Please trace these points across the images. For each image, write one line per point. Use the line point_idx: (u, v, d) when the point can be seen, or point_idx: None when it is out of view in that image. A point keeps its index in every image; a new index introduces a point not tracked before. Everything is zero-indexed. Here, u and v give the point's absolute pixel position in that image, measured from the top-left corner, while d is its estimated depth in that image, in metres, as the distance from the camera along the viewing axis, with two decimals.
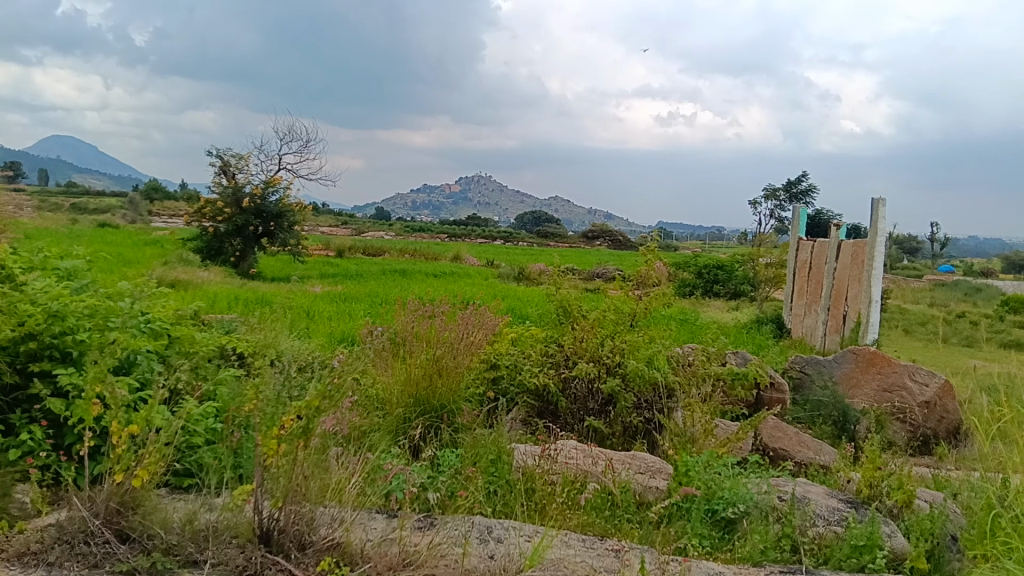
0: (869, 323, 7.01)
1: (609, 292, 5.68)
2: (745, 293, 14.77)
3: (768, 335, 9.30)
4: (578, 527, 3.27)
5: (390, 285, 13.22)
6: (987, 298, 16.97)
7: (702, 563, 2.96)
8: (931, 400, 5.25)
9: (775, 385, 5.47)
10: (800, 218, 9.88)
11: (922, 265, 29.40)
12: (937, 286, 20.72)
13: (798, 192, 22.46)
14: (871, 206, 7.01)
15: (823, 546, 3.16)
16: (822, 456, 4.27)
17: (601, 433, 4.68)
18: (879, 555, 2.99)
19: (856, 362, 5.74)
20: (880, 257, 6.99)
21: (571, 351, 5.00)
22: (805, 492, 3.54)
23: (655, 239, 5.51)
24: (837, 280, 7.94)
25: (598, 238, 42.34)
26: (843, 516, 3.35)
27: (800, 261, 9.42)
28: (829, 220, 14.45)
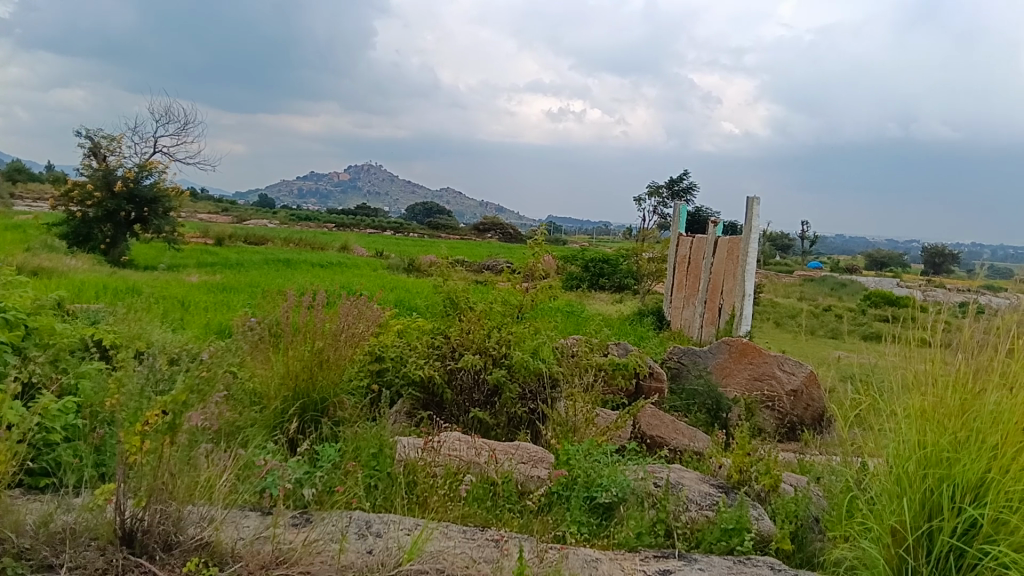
0: (742, 315, 7.31)
1: (497, 284, 5.66)
2: (629, 287, 15.13)
3: (650, 327, 9.55)
4: (459, 519, 3.26)
5: (273, 274, 12.79)
6: (848, 293, 18.05)
7: (580, 551, 3.00)
8: (798, 389, 5.55)
9: (654, 375, 5.63)
10: (681, 214, 10.19)
11: (794, 261, 30.95)
12: (806, 281, 21.85)
13: (681, 190, 23.20)
14: (746, 204, 7.30)
15: (695, 530, 3.26)
16: (696, 443, 4.41)
17: (485, 424, 4.67)
18: (746, 537, 3.12)
19: (730, 352, 5.98)
20: (754, 252, 7.29)
21: (457, 343, 4.94)
22: (679, 477, 3.65)
23: (543, 232, 5.54)
24: (714, 274, 8.24)
25: (488, 230, 42.46)
26: (714, 500, 3.47)
27: (681, 256, 9.72)
28: (709, 217, 14.99)
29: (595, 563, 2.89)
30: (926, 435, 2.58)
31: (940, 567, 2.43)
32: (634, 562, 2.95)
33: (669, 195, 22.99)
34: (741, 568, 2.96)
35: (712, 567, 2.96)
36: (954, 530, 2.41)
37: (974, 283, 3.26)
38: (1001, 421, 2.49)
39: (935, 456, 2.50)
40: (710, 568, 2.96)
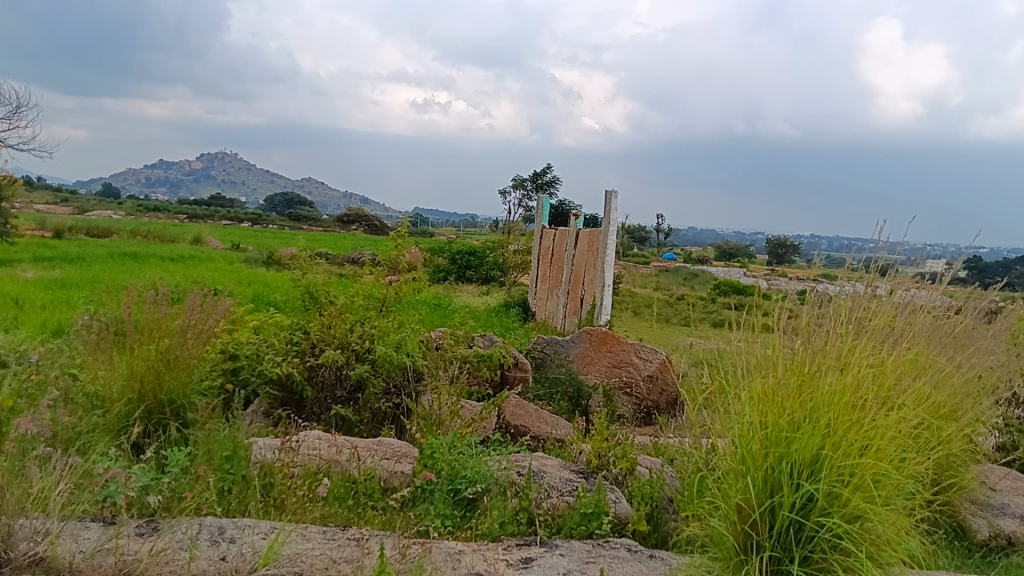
0: (602, 305, 7.51)
1: (360, 277, 5.54)
2: (494, 279, 15.24)
3: (516, 318, 9.63)
4: (319, 519, 3.18)
5: (118, 269, 11.96)
6: (702, 283, 18.94)
7: (443, 544, 2.99)
8: (653, 374, 5.77)
9: (518, 365, 5.68)
10: (545, 207, 10.34)
11: (652, 253, 32.15)
12: (662, 271, 22.73)
13: (544, 183, 23.56)
14: (604, 198, 7.50)
15: (556, 516, 3.31)
16: (558, 431, 4.48)
17: (348, 420, 4.55)
18: (605, 521, 3.22)
19: (590, 340, 6.14)
20: (613, 244, 7.51)
21: (318, 338, 4.77)
22: (541, 465, 3.70)
23: (406, 224, 5.45)
24: (576, 265, 8.43)
25: (353, 222, 41.67)
26: (575, 486, 3.53)
27: (544, 248, 9.88)
28: (570, 210, 15.33)
29: (458, 555, 2.90)
30: (766, 416, 2.73)
31: (781, 541, 2.58)
32: (497, 552, 2.97)
33: (532, 188, 23.35)
34: (600, 551, 3.04)
35: (573, 552, 3.02)
36: (794, 505, 2.56)
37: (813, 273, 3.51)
38: (832, 400, 2.67)
39: (776, 436, 2.64)
40: (571, 553, 3.02)
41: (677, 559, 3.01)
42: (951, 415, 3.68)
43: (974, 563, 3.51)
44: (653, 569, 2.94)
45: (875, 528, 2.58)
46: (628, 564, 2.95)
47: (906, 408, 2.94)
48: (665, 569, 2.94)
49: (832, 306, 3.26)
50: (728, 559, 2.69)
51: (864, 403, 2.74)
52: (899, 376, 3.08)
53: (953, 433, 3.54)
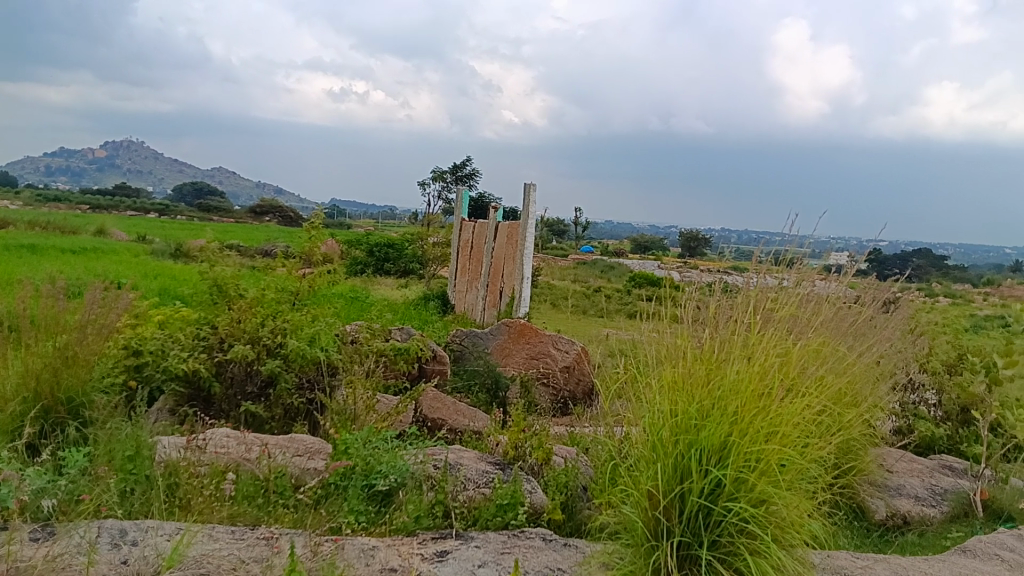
0: (521, 297, 7.54)
1: (272, 269, 5.39)
2: (413, 271, 15.10)
3: (434, 311, 9.56)
4: (227, 519, 3.09)
5: (13, 262, 11.33)
6: (617, 276, 19.22)
7: (356, 540, 2.94)
8: (570, 365, 5.84)
9: (436, 357, 5.63)
10: (464, 199, 10.29)
11: (571, 246, 32.47)
12: (581, 263, 22.98)
13: (464, 175, 23.49)
14: (523, 191, 7.51)
15: (472, 508, 3.29)
16: (475, 423, 4.45)
17: (258, 417, 4.42)
18: (520, 511, 3.22)
19: (508, 332, 6.13)
20: (531, 236, 7.53)
21: (226, 333, 4.62)
22: (458, 458, 3.66)
23: (319, 215, 5.33)
24: (495, 258, 8.43)
25: (267, 213, 40.70)
26: (491, 477, 3.51)
27: (464, 241, 9.85)
28: (490, 203, 15.33)
29: (372, 551, 2.85)
30: (676, 404, 2.78)
31: (691, 526, 2.64)
32: (412, 547, 2.94)
33: (452, 180, 23.27)
34: (515, 541, 3.05)
35: (488, 544, 3.02)
36: (702, 491, 2.61)
37: (722, 265, 3.58)
38: (739, 388, 2.74)
39: (685, 423, 2.70)
40: (486, 544, 3.01)
41: (591, 546, 3.05)
42: (852, 401, 3.83)
43: (872, 543, 3.70)
44: (567, 558, 2.96)
45: (780, 511, 2.66)
46: (543, 553, 2.97)
47: (809, 395, 3.04)
48: (579, 557, 2.97)
49: (740, 298, 3.35)
50: (639, 545, 2.73)
51: (769, 391, 2.82)
52: (802, 365, 3.19)
53: (854, 419, 3.68)
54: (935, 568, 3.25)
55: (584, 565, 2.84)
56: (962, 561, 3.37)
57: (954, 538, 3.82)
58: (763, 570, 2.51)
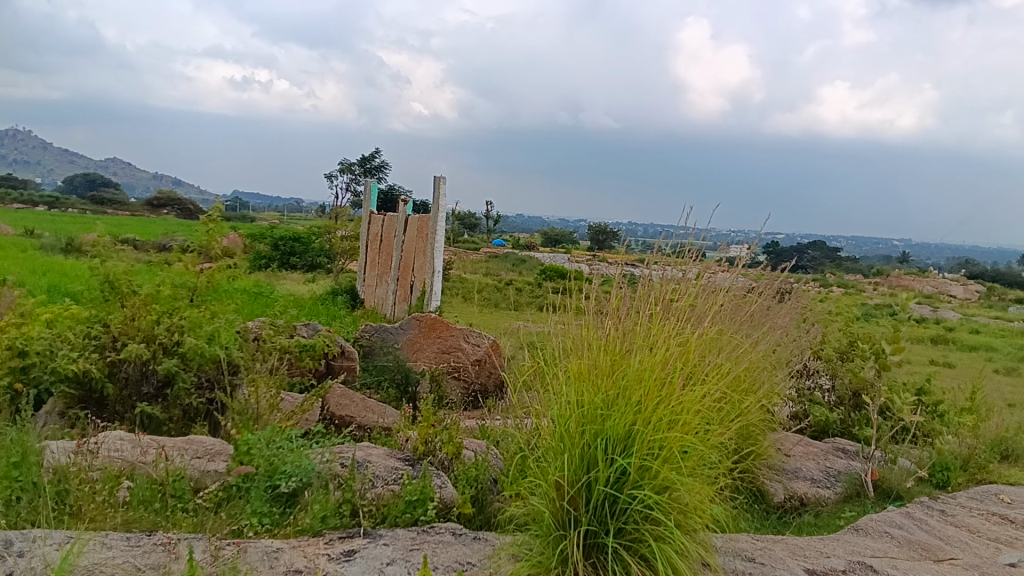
0: (432, 291, 7.48)
1: (168, 264, 5.17)
2: (321, 265, 14.79)
3: (343, 306, 9.39)
4: (121, 525, 2.95)
5: None
6: (528, 269, 19.35)
7: (259, 543, 2.85)
8: (482, 358, 5.82)
9: (344, 353, 5.52)
10: (372, 192, 10.12)
11: (482, 239, 32.49)
12: (493, 257, 23.03)
13: (373, 168, 23.16)
14: (433, 184, 7.45)
15: (381, 505, 3.23)
16: (385, 419, 4.38)
17: (155, 419, 4.24)
18: (430, 507, 3.20)
19: (419, 327, 6.06)
20: (442, 230, 7.48)
21: (119, 331, 4.41)
22: (366, 455, 3.59)
23: (219, 208, 5.14)
24: (405, 252, 8.34)
25: (166, 205, 39.17)
26: (400, 474, 3.45)
27: (373, 235, 9.70)
28: (399, 196, 15.15)
29: (276, 553, 2.77)
30: (583, 395, 2.81)
31: (597, 514, 2.66)
32: (318, 548, 2.87)
33: (361, 173, 22.93)
34: (424, 537, 3.02)
35: (397, 541, 2.97)
36: (608, 480, 2.64)
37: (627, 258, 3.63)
38: (643, 376, 2.79)
39: (591, 413, 2.73)
40: (395, 541, 2.97)
41: (500, 539, 3.05)
42: (751, 387, 3.96)
43: (771, 525, 3.84)
44: (476, 551, 2.95)
45: (683, 497, 2.72)
46: (452, 548, 2.95)
47: (708, 382, 3.13)
48: (489, 550, 2.97)
49: (642, 290, 3.42)
50: (547, 535, 2.74)
51: (671, 379, 2.88)
52: (701, 353, 3.28)
53: (753, 405, 3.81)
54: (829, 547, 3.40)
55: (493, 558, 2.84)
56: (854, 539, 3.53)
57: (847, 518, 4.00)
58: (668, 554, 2.56)
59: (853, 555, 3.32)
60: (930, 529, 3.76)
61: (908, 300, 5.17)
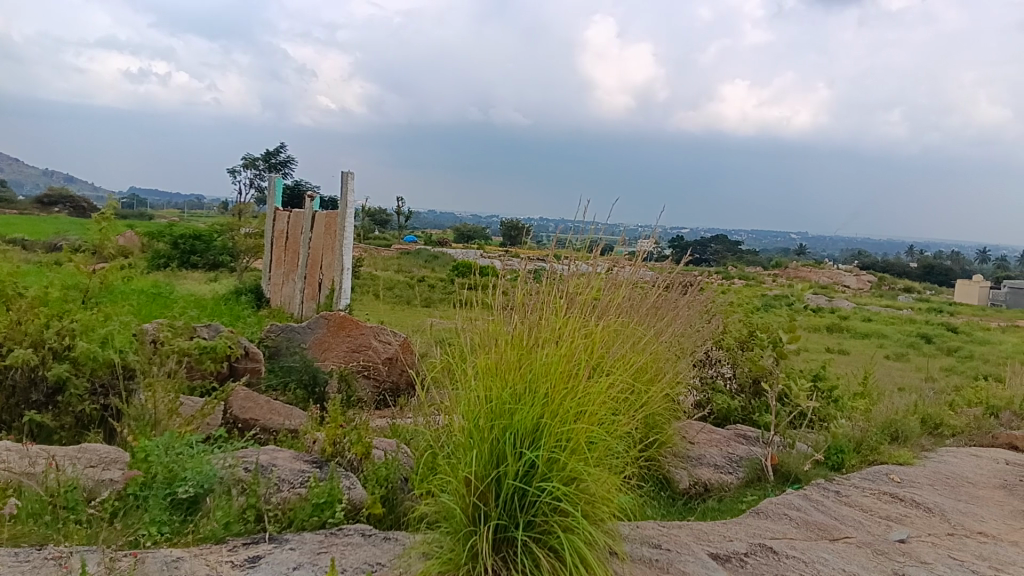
0: (341, 289, 7.38)
1: (57, 265, 4.93)
2: (224, 264, 14.35)
3: (247, 306, 9.12)
4: (8, 541, 2.79)
5: None
6: (439, 266, 19.29)
7: (158, 553, 2.74)
8: (393, 356, 5.78)
9: (249, 354, 5.38)
10: (277, 187, 9.88)
11: (394, 236, 32.16)
12: (403, 253, 22.82)
13: (279, 163, 22.62)
14: (341, 179, 7.33)
15: (287, 510, 3.15)
16: (291, 420, 4.28)
17: (44, 427, 4.02)
18: (337, 509, 3.14)
19: (327, 325, 5.97)
20: (350, 227, 7.37)
21: (4, 336, 4.17)
22: (271, 459, 3.50)
23: (111, 205, 4.92)
24: (312, 249, 8.19)
25: (58, 203, 37.30)
26: (306, 476, 3.39)
27: (278, 232, 9.47)
28: (306, 193, 14.85)
29: (177, 562, 2.67)
30: (491, 390, 2.81)
31: (507, 508, 2.66)
32: (220, 555, 2.78)
33: (267, 168, 22.38)
34: (332, 540, 2.96)
35: (304, 545, 2.91)
36: (517, 474, 2.65)
37: (549, 249, 3.64)
38: (549, 369, 2.82)
39: (499, 408, 2.73)
40: (302, 545, 2.90)
41: (410, 538, 3.02)
42: (656, 377, 4.06)
43: (677, 511, 3.94)
44: (386, 551, 2.91)
45: (590, 488, 2.75)
46: (361, 549, 2.91)
47: (612, 373, 3.19)
48: (399, 550, 2.93)
49: (546, 286, 3.46)
50: (458, 532, 2.72)
51: (577, 371, 2.93)
52: (606, 345, 3.34)
53: (657, 394, 3.91)
54: (732, 531, 3.51)
55: (403, 557, 2.80)
56: (756, 522, 3.66)
57: (749, 501, 4.14)
58: (576, 545, 2.58)
59: (754, 538, 3.43)
60: (827, 510, 3.93)
61: (803, 291, 5.39)
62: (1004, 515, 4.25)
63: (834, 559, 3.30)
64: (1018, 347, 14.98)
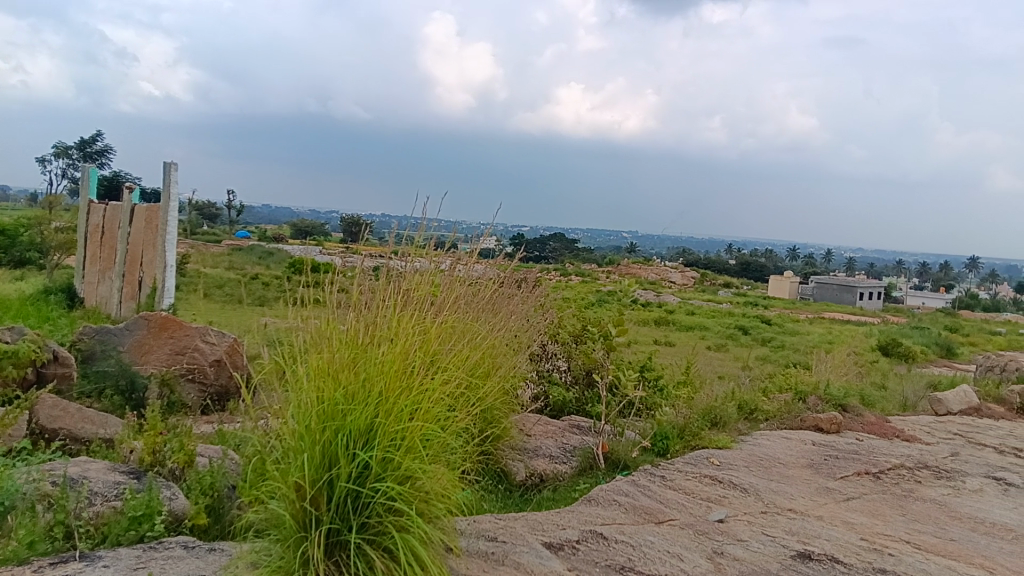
0: (164, 288, 7.01)
1: None
2: (31, 262, 13.17)
3: (58, 307, 8.45)
4: None
5: None
6: (276, 262, 18.63)
7: None
8: (221, 358, 5.52)
9: (59, 359, 5.00)
10: (93, 178, 9.22)
11: (229, 232, 30.75)
12: (235, 250, 21.81)
13: (96, 153, 21.06)
14: (163, 170, 6.94)
15: (100, 525, 2.95)
16: (105, 429, 4.02)
17: None
18: (157, 521, 2.97)
19: (148, 327, 5.66)
20: (174, 222, 7.00)
21: None
22: (81, 471, 3.27)
23: None
24: (131, 245, 7.71)
25: None
26: (122, 488, 3.19)
27: (93, 225, 8.85)
28: (125, 185, 13.93)
29: None
30: (323, 391, 2.73)
31: (339, 512, 2.61)
32: None
33: (82, 158, 20.81)
34: (151, 554, 2.80)
35: (119, 561, 2.72)
36: (350, 476, 2.61)
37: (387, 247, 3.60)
38: (383, 368, 2.80)
39: (331, 410, 2.66)
40: (117, 562, 2.71)
41: (237, 547, 2.91)
42: (493, 371, 4.12)
43: (513, 503, 4.04)
44: (210, 563, 2.79)
45: (425, 485, 2.76)
46: (182, 562, 2.77)
47: (448, 370, 3.22)
48: (224, 560, 2.82)
49: (382, 283, 3.43)
50: (287, 539, 2.64)
51: (412, 369, 2.93)
52: (442, 342, 3.37)
53: (493, 388, 3.98)
54: (565, 519, 3.63)
55: (229, 567, 2.70)
56: (587, 509, 3.81)
57: (581, 490, 4.31)
58: (410, 544, 2.57)
59: (585, 525, 3.57)
60: (653, 494, 4.14)
61: (632, 287, 5.64)
62: (810, 492, 4.64)
63: (659, 541, 3.49)
64: (822, 337, 16.37)
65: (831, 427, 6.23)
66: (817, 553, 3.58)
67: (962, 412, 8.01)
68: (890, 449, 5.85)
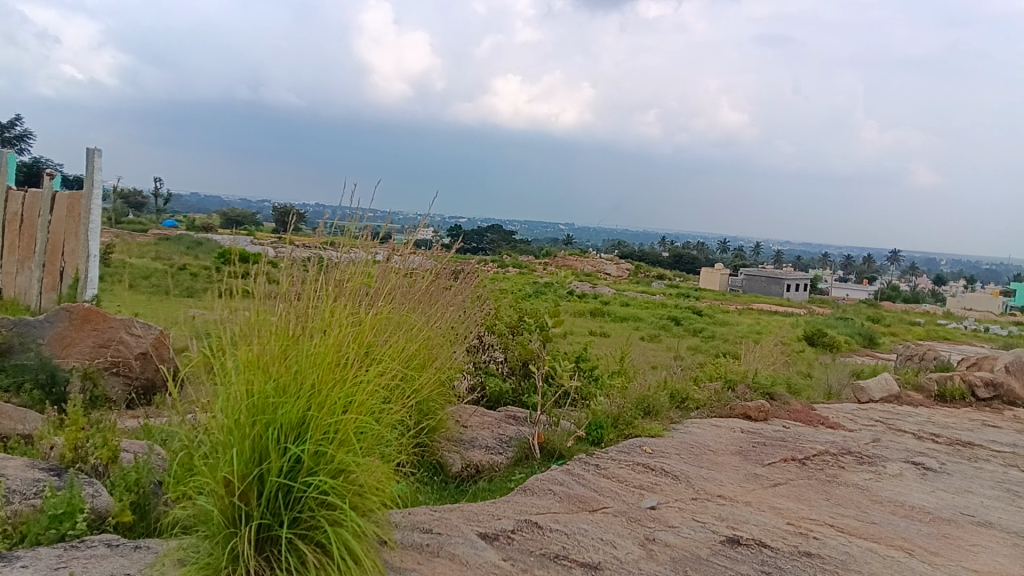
0: (88, 279, 6.77)
1: None
2: None
3: None
4: None
5: None
6: (206, 253, 18.18)
7: None
8: (147, 351, 5.36)
9: None
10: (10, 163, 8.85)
11: (157, 221, 29.85)
12: (162, 240, 21.15)
13: (14, 138, 20.17)
14: (86, 156, 6.70)
15: (18, 524, 2.85)
16: (24, 426, 3.87)
17: None
18: (79, 519, 2.88)
19: (70, 319, 5.46)
20: (98, 211, 6.77)
21: None
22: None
23: None
24: (52, 234, 7.43)
25: None
26: (41, 486, 3.09)
27: (10, 213, 8.48)
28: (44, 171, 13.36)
29: None
30: (253, 384, 2.68)
31: (270, 507, 2.58)
32: None
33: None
34: (73, 553, 2.72)
35: (38, 561, 2.63)
36: (281, 470, 2.58)
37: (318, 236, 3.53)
38: (316, 360, 2.77)
39: (262, 403, 2.62)
40: (36, 562, 2.62)
41: (164, 544, 2.84)
42: (429, 362, 4.12)
43: (449, 495, 4.04)
44: (135, 561, 2.72)
45: (359, 478, 2.74)
46: (106, 561, 2.69)
47: (382, 362, 3.20)
48: (151, 558, 2.75)
49: (314, 274, 3.38)
50: (217, 535, 2.60)
51: (346, 361, 2.90)
52: (376, 333, 3.34)
53: (429, 379, 3.97)
54: (501, 509, 3.65)
55: (155, 565, 2.64)
56: (522, 499, 3.84)
57: (516, 479, 4.34)
58: (343, 537, 2.55)
59: (520, 515, 3.59)
60: (587, 483, 4.20)
61: (568, 278, 5.68)
62: (739, 478, 4.77)
63: (592, 529, 3.54)
64: (752, 327, 16.81)
65: (758, 415, 6.41)
66: (745, 538, 3.68)
67: (883, 400, 8.33)
68: (815, 436, 6.04)
